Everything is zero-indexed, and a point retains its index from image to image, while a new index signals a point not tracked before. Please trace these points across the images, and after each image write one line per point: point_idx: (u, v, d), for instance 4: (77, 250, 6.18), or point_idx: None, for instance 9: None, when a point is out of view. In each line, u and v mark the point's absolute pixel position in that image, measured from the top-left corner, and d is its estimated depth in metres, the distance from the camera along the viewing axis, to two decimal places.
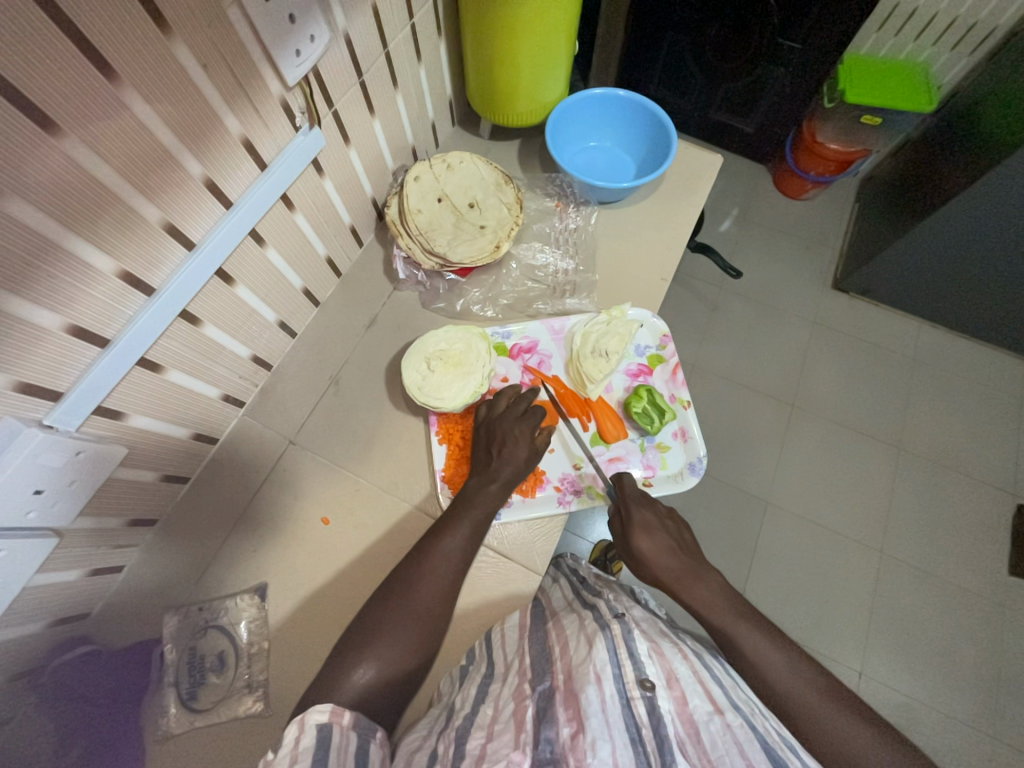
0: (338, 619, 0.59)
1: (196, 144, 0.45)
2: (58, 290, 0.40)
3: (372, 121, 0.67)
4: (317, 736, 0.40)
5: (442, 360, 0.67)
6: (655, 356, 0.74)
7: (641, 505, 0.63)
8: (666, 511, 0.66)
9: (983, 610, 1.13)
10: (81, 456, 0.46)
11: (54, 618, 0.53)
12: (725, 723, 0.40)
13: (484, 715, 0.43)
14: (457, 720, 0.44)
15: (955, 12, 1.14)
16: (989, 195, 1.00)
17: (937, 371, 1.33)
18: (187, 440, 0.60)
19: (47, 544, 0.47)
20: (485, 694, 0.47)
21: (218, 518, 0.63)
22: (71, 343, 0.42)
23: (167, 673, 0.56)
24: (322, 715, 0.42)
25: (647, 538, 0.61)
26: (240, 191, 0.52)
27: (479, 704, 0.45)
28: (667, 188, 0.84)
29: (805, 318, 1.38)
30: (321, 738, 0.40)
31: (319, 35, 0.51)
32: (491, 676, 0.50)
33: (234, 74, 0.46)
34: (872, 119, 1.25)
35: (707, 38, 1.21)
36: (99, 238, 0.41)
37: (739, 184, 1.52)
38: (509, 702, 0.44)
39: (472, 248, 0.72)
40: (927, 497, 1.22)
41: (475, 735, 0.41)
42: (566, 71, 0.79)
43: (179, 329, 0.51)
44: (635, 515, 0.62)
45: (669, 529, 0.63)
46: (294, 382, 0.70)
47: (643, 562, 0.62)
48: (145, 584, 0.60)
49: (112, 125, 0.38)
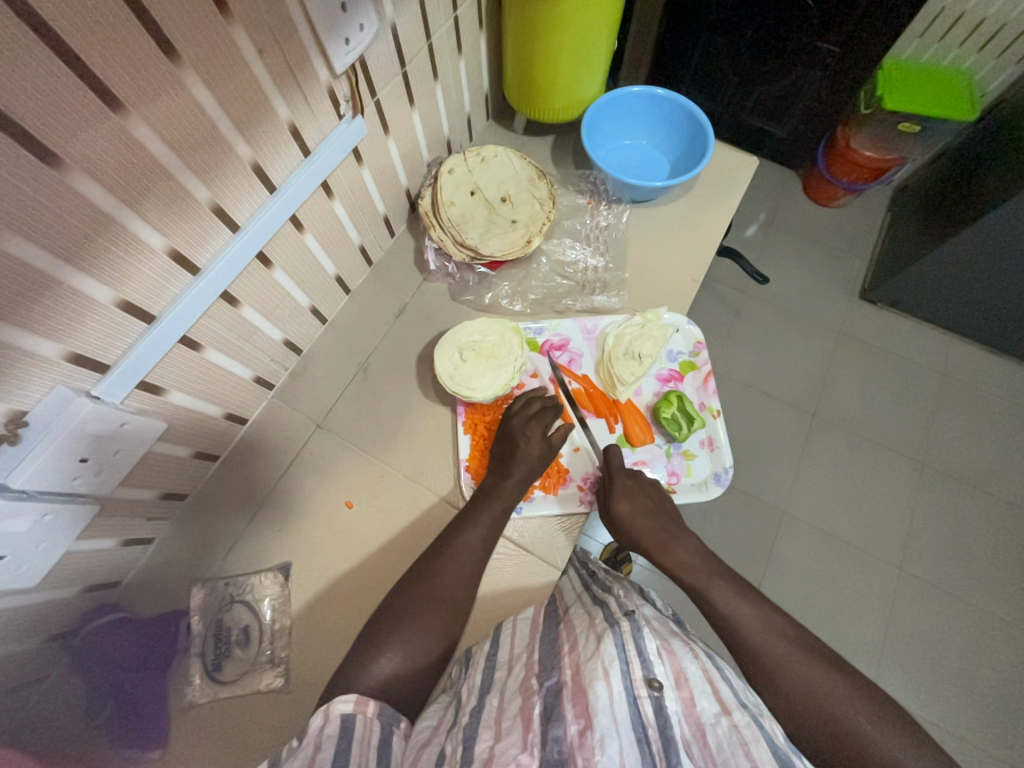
0: (359, 601, 0.61)
1: (247, 127, 0.46)
2: (111, 264, 0.41)
3: (411, 111, 0.67)
4: (341, 725, 0.43)
5: (474, 351, 0.68)
6: (687, 362, 0.73)
7: (624, 470, 0.64)
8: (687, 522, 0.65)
9: (1004, 634, 1.10)
10: (125, 427, 0.48)
11: (87, 584, 0.54)
12: (731, 723, 0.40)
13: (491, 710, 0.43)
14: (464, 718, 0.44)
15: (1003, 18, 1.11)
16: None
17: (966, 386, 1.29)
18: (220, 419, 0.62)
19: (88, 511, 0.48)
20: (491, 684, 0.47)
21: (244, 495, 0.65)
22: (120, 317, 0.44)
23: (193, 644, 0.58)
24: (347, 706, 0.45)
25: (626, 500, 0.62)
26: (284, 176, 0.53)
27: (486, 695, 0.46)
28: (701, 190, 0.83)
29: (831, 328, 1.35)
30: (345, 729, 0.43)
31: (367, 25, 0.52)
32: (503, 662, 0.51)
33: (286, 60, 0.46)
34: (910, 126, 1.21)
35: (742, 40, 1.20)
36: (152, 215, 0.42)
37: (769, 189, 1.49)
38: (516, 697, 0.44)
39: (504, 241, 0.72)
40: (949, 515, 1.19)
41: (483, 736, 0.40)
42: (604, 68, 0.78)
43: (219, 309, 0.53)
44: (617, 479, 0.64)
45: (648, 492, 0.64)
46: (323, 368, 0.71)
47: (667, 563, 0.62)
48: (173, 559, 0.61)
49: (169, 105, 0.39)
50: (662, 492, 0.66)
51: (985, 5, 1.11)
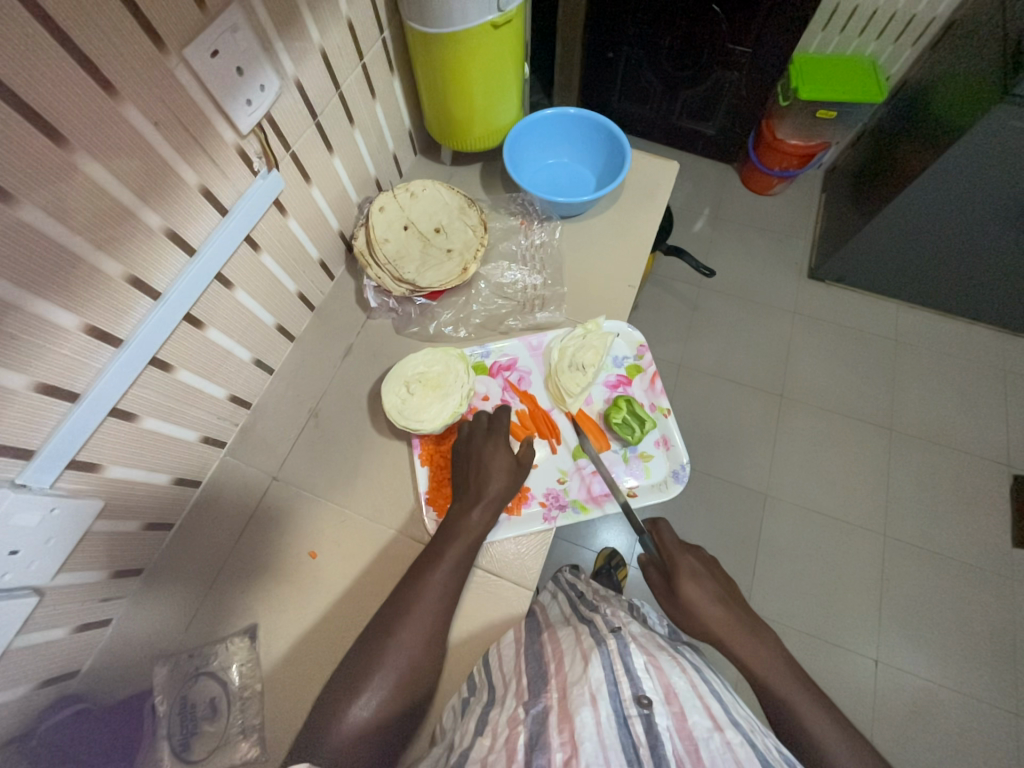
0: (332, 653, 0.59)
1: (155, 198, 0.47)
2: (23, 350, 0.40)
3: (331, 158, 0.68)
4: None
5: (421, 383, 0.68)
6: (633, 366, 0.75)
7: (686, 551, 0.61)
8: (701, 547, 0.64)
9: (992, 587, 1.13)
10: (56, 512, 0.46)
11: (42, 678, 0.52)
12: (724, 739, 0.40)
13: (481, 747, 0.42)
14: (454, 757, 0.43)
15: (893, 6, 1.19)
16: (962, 166, 1.00)
17: (920, 350, 1.34)
18: (169, 486, 0.61)
19: (28, 605, 0.46)
20: (484, 724, 0.46)
21: (204, 561, 0.63)
22: (39, 401, 0.43)
23: (159, 726, 0.55)
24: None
25: (695, 586, 0.58)
26: (203, 238, 0.53)
27: (478, 735, 0.44)
28: (627, 198, 0.86)
29: (785, 309, 1.40)
30: None
31: (269, 84, 0.53)
32: (490, 703, 0.49)
33: (187, 129, 0.47)
34: (828, 113, 1.29)
35: (662, 50, 1.26)
36: (62, 297, 0.42)
37: (708, 185, 1.55)
38: (504, 730, 0.43)
39: (440, 273, 0.73)
40: (923, 476, 1.22)
41: (471, 766, 0.40)
42: (517, 94, 0.82)
43: (151, 376, 0.52)
44: (680, 563, 0.60)
45: (713, 576, 0.60)
46: (275, 418, 0.70)
47: (680, 596, 0.59)
48: (135, 636, 0.59)
49: (68, 189, 0.39)
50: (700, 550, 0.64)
51: None
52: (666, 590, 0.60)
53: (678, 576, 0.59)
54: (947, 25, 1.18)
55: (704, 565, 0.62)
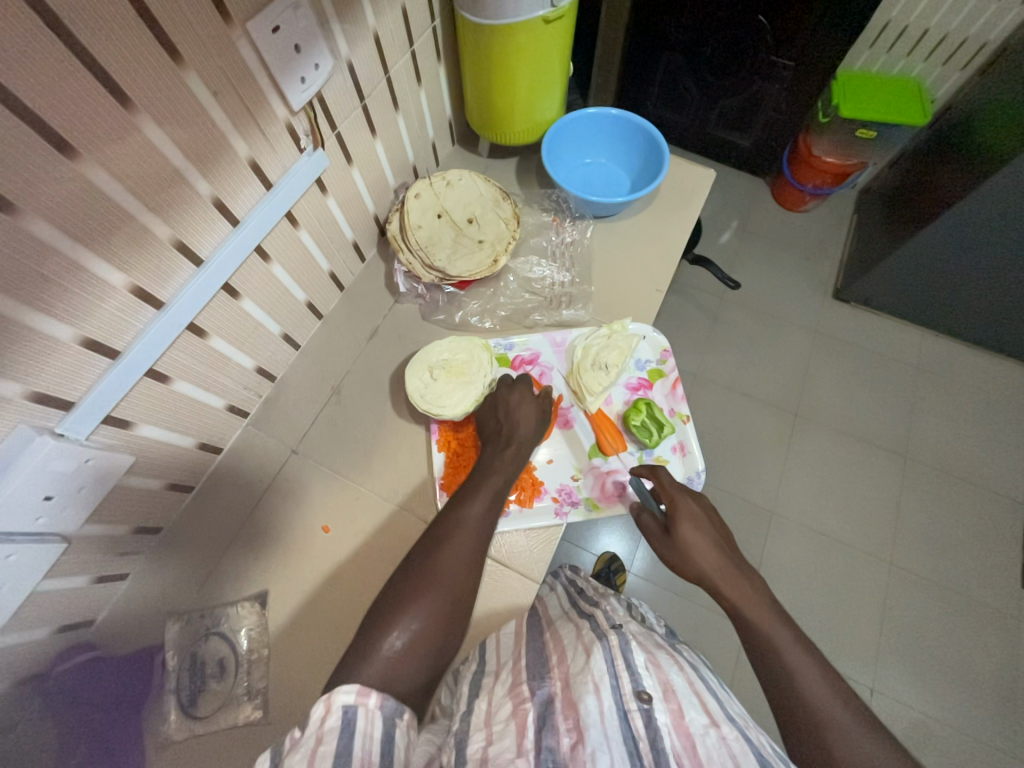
0: (339, 625, 0.60)
1: (207, 166, 0.48)
2: (71, 302, 0.42)
3: (374, 142, 0.69)
4: (343, 718, 0.39)
5: (444, 369, 0.69)
6: (655, 369, 0.75)
7: (687, 497, 0.63)
8: (700, 492, 0.66)
9: (998, 623, 1.11)
10: (90, 463, 0.48)
11: (60, 624, 0.53)
12: (721, 735, 0.40)
13: (480, 714, 0.43)
14: (456, 725, 0.43)
15: (945, 28, 1.16)
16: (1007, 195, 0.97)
17: (943, 379, 1.32)
18: (192, 450, 0.62)
19: (57, 549, 0.48)
20: (479, 690, 0.47)
21: (221, 525, 0.64)
22: (82, 354, 0.44)
23: (168, 680, 0.57)
24: (349, 694, 0.41)
25: (693, 527, 0.60)
26: (246, 209, 0.54)
27: (475, 700, 0.46)
28: (661, 202, 0.86)
29: (808, 327, 1.38)
30: (347, 721, 0.39)
31: (323, 63, 0.54)
32: (483, 671, 0.51)
33: (243, 101, 0.48)
34: (867, 133, 1.27)
35: (704, 57, 1.25)
36: (112, 255, 0.43)
37: (738, 197, 1.54)
38: (506, 702, 0.43)
39: (471, 263, 0.74)
40: (936, 506, 1.20)
41: (475, 738, 0.40)
42: (560, 90, 0.82)
43: (187, 340, 0.54)
44: (681, 505, 0.62)
45: (712, 521, 0.62)
46: (298, 392, 0.72)
47: (678, 537, 0.60)
48: (149, 593, 0.61)
49: (127, 149, 0.41)
50: (701, 497, 0.65)
51: (927, 17, 1.17)
52: (665, 532, 0.62)
53: (678, 519, 0.61)
54: (1000, 50, 1.16)
55: (704, 510, 0.63)
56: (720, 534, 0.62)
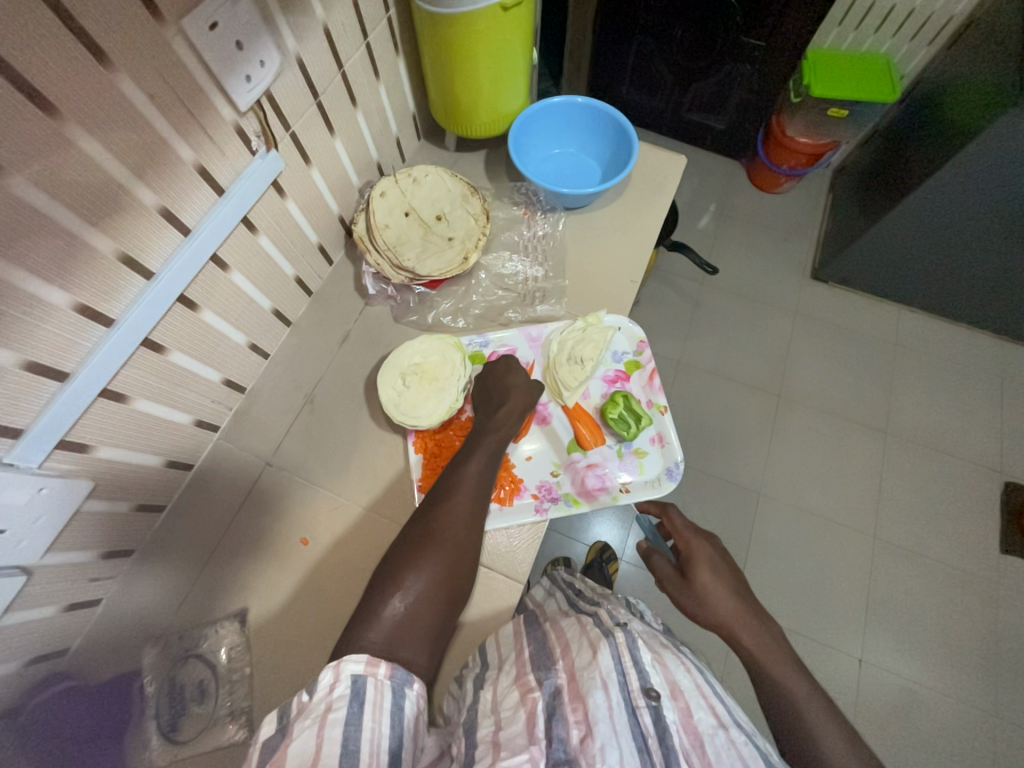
0: (323, 637, 0.59)
1: (150, 174, 0.46)
2: (11, 326, 0.40)
3: (333, 140, 0.67)
4: (352, 686, 0.40)
5: (416, 374, 0.68)
6: (632, 362, 0.74)
7: (702, 542, 0.63)
8: (715, 536, 0.65)
9: (978, 590, 1.14)
10: (43, 492, 0.46)
11: (30, 656, 0.52)
12: (729, 738, 0.40)
13: (485, 702, 0.45)
14: (463, 718, 0.45)
15: (911, 3, 1.16)
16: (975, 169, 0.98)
17: (920, 354, 1.34)
18: (161, 468, 0.60)
19: (16, 583, 0.46)
20: (484, 682, 0.48)
21: (196, 543, 0.63)
22: (29, 380, 0.42)
23: (148, 705, 0.56)
24: (357, 665, 0.42)
25: (710, 573, 0.60)
26: (198, 217, 0.52)
27: (480, 691, 0.47)
28: (633, 191, 0.85)
29: (787, 308, 1.39)
30: (356, 690, 0.40)
31: (269, 60, 0.52)
32: (486, 669, 0.50)
33: (184, 104, 0.46)
34: (839, 112, 1.27)
35: (673, 39, 1.23)
36: (52, 273, 0.41)
37: (714, 180, 1.53)
38: (512, 692, 0.45)
39: (441, 261, 0.72)
40: (916, 479, 1.23)
41: (485, 724, 0.42)
42: (524, 79, 0.80)
43: (143, 357, 0.52)
44: (696, 552, 0.62)
45: (728, 565, 0.62)
46: (270, 403, 0.70)
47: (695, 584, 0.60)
48: (124, 617, 0.59)
49: (60, 162, 0.38)
50: (716, 541, 0.65)
51: None
52: (682, 579, 0.61)
53: (694, 565, 0.61)
54: (965, 24, 1.17)
55: (720, 556, 0.63)
56: (737, 578, 0.61)
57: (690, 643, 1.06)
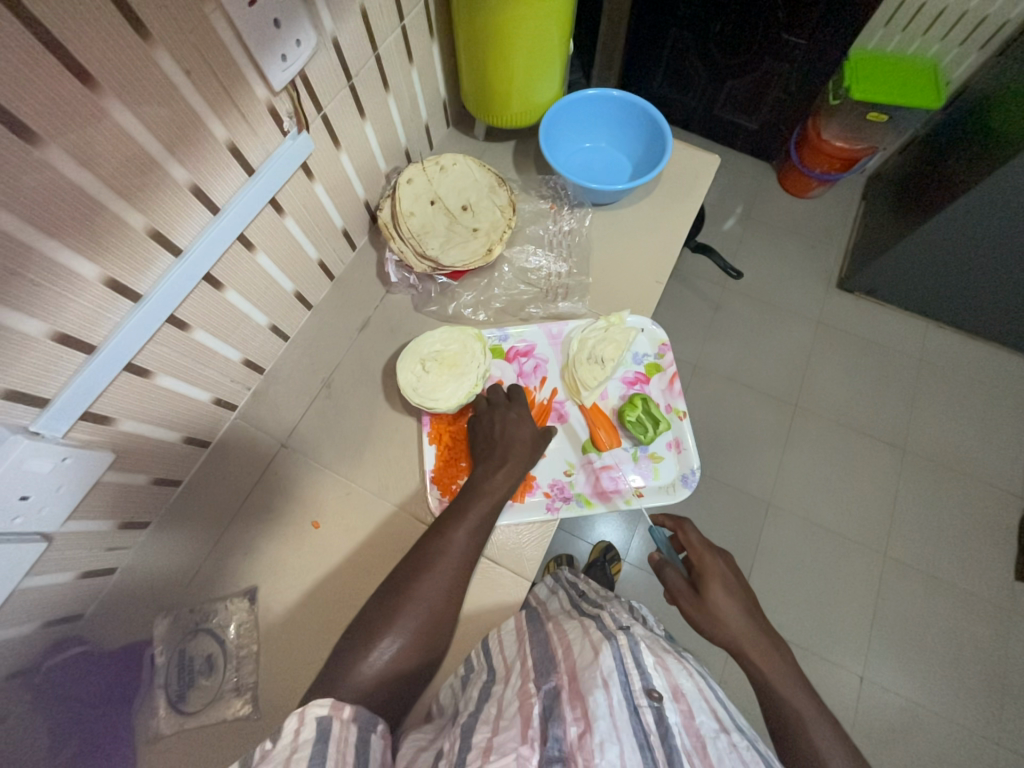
0: (329, 620, 0.60)
1: (182, 151, 0.45)
2: (42, 297, 0.40)
3: (363, 123, 0.66)
4: (318, 728, 0.39)
5: (437, 361, 0.67)
6: (653, 364, 0.73)
7: (715, 557, 0.62)
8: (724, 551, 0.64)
9: (990, 616, 1.11)
10: (66, 462, 0.47)
11: (46, 620, 0.53)
12: (731, 742, 0.40)
13: (491, 711, 0.44)
14: (462, 718, 0.44)
15: (964, 6, 1.11)
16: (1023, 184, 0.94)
17: (946, 372, 1.30)
18: (179, 445, 0.61)
19: (35, 549, 0.47)
20: (489, 696, 0.46)
21: (209, 520, 0.64)
22: (56, 350, 0.43)
23: (157, 675, 0.57)
24: (322, 708, 0.41)
25: (722, 590, 0.59)
26: (227, 197, 0.52)
27: (483, 703, 0.45)
28: (663, 190, 0.83)
29: (810, 317, 1.36)
30: (321, 731, 0.39)
31: (305, 40, 0.51)
32: (493, 679, 0.49)
33: (218, 80, 0.46)
34: (878, 117, 1.20)
35: (711, 34, 1.20)
36: (83, 246, 0.41)
37: (744, 181, 1.50)
38: (514, 701, 0.44)
39: (465, 251, 0.71)
40: (933, 499, 1.20)
41: (481, 728, 0.41)
42: (559, 70, 0.78)
43: (167, 334, 0.52)
44: (709, 567, 0.61)
45: (739, 583, 0.61)
46: (287, 385, 0.70)
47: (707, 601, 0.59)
48: (138, 587, 0.60)
49: (94, 135, 0.38)
50: (726, 558, 0.64)
51: None
52: (693, 594, 0.60)
53: (706, 580, 0.60)
54: (1020, 30, 1.11)
55: (730, 573, 0.62)
56: (748, 597, 0.60)
57: (689, 648, 1.05)
